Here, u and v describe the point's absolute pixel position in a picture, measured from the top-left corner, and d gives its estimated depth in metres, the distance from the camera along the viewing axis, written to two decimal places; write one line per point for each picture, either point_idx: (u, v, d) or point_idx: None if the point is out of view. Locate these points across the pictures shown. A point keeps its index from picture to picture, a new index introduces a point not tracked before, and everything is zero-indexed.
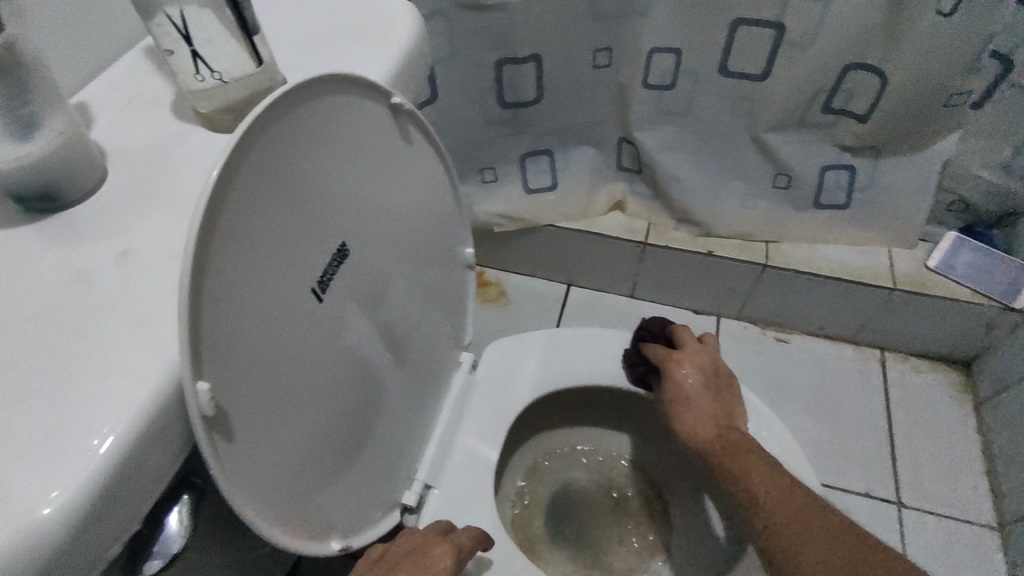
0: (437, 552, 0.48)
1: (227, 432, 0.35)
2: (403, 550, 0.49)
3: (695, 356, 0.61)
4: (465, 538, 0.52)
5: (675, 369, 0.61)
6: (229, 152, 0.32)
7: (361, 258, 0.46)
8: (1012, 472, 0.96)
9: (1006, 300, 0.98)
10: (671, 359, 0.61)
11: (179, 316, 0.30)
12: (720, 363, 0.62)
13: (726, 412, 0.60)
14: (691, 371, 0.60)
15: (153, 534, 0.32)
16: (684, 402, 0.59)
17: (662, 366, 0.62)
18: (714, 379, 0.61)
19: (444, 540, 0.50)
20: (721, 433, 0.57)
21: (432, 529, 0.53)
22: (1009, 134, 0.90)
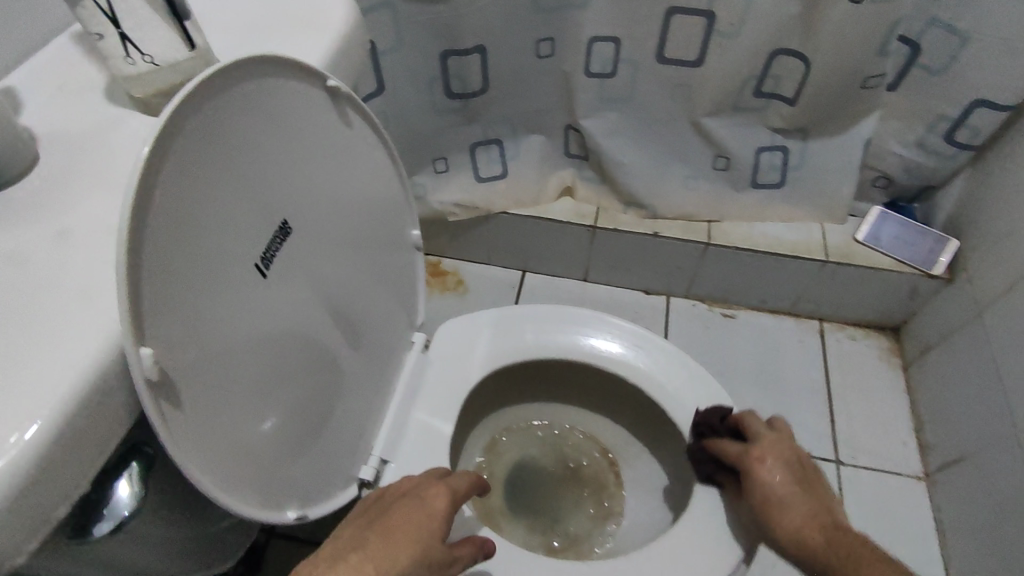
0: (431, 493, 0.52)
1: (174, 399, 0.36)
2: (401, 492, 0.53)
3: (775, 449, 0.60)
4: (461, 481, 0.56)
5: (760, 469, 0.58)
6: (162, 128, 0.34)
7: (305, 237, 0.48)
8: (935, 426, 1.04)
9: (927, 268, 1.06)
10: (753, 456, 0.59)
11: (118, 285, 0.31)
12: (802, 453, 0.61)
13: (825, 505, 0.58)
14: (778, 468, 0.58)
15: (103, 500, 0.33)
16: (780, 503, 0.57)
17: (744, 464, 0.59)
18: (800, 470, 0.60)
19: (437, 482, 0.54)
20: (832, 535, 0.55)
21: (429, 475, 0.57)
22: (922, 114, 0.97)
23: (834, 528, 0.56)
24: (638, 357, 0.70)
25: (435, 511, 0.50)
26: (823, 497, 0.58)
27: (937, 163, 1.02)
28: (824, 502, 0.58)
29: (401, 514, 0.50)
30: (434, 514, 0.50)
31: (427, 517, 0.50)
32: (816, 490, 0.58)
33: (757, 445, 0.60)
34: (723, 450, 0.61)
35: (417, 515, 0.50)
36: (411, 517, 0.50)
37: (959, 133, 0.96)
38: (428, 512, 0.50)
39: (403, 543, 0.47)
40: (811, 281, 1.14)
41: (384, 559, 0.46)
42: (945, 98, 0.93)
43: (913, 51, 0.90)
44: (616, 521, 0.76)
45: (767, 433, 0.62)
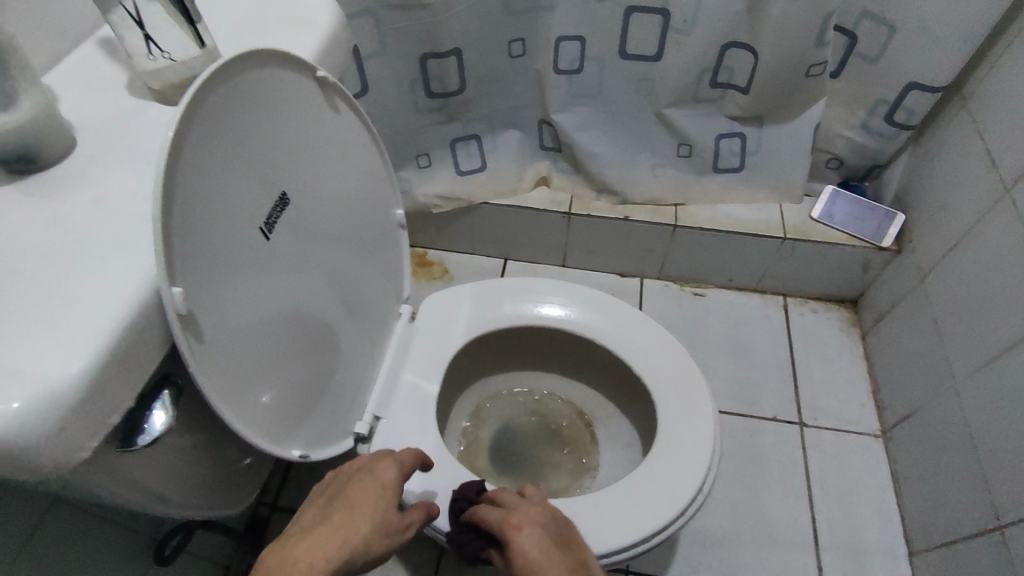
0: (382, 467, 0.57)
1: (199, 337, 0.42)
2: (352, 470, 0.57)
3: (528, 514, 0.51)
4: (406, 454, 0.61)
5: (513, 535, 0.49)
6: (184, 110, 0.40)
7: (303, 210, 0.55)
8: (889, 387, 1.12)
9: (876, 241, 1.14)
10: (508, 525, 0.50)
11: (154, 235, 0.38)
12: (561, 514, 0.52)
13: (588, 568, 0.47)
14: (532, 529, 0.49)
15: (144, 415, 0.40)
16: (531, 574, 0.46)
17: (502, 536, 0.50)
18: (560, 533, 0.50)
19: (386, 456, 0.59)
20: None
21: (379, 452, 0.61)
22: (864, 99, 1.05)
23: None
24: (604, 322, 0.77)
25: (386, 482, 0.55)
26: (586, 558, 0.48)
27: (881, 144, 1.11)
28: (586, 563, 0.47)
29: (359, 489, 0.54)
30: (387, 485, 0.55)
31: (382, 489, 0.55)
32: (580, 551, 0.49)
33: (515, 512, 0.52)
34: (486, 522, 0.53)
35: (374, 487, 0.54)
36: (368, 490, 0.54)
37: (898, 115, 1.04)
38: (382, 484, 0.55)
39: (364, 514, 0.51)
40: (772, 258, 1.22)
41: (349, 530, 0.49)
42: (884, 84, 1.01)
43: (850, 41, 0.99)
44: (591, 474, 0.83)
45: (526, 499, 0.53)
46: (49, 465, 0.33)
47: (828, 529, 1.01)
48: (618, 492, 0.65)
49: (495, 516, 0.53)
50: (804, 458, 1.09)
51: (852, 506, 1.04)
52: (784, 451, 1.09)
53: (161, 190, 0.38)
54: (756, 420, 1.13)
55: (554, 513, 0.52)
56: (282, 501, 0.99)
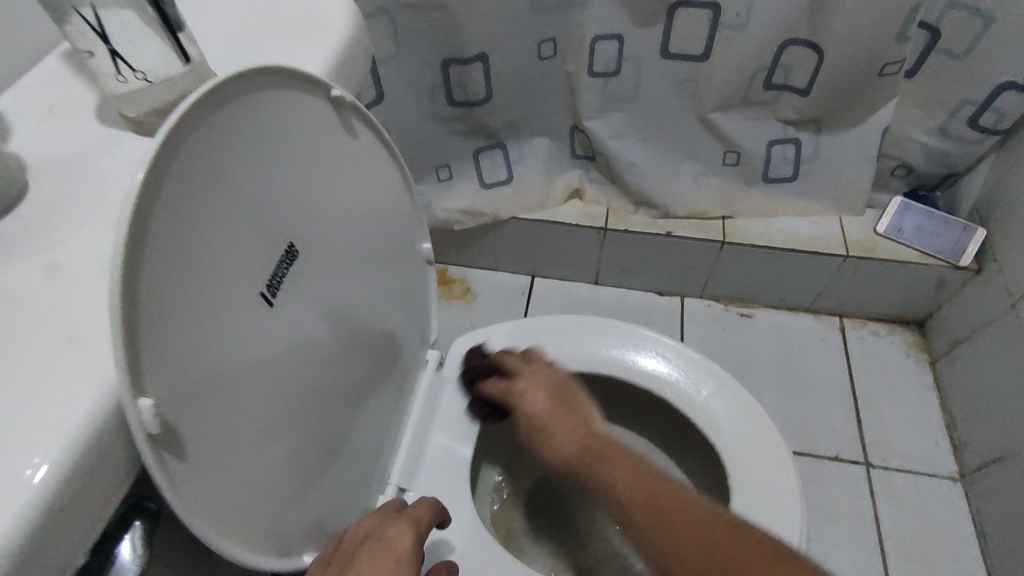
0: (394, 533, 0.45)
1: (180, 451, 0.32)
2: (357, 538, 0.45)
3: (534, 379, 0.52)
4: (422, 511, 0.50)
5: (518, 400, 0.51)
6: (153, 151, 0.30)
7: (314, 260, 0.44)
8: (969, 423, 1.00)
9: (953, 259, 1.02)
10: (513, 392, 0.52)
11: (112, 332, 0.28)
12: (563, 373, 0.53)
13: (592, 421, 0.48)
14: (536, 394, 0.50)
15: (106, 563, 0.30)
16: (540, 432, 0.48)
17: (512, 402, 0.52)
18: (565, 391, 0.51)
19: (398, 517, 0.47)
20: (587, 449, 0.46)
21: (387, 508, 0.50)
22: (944, 100, 0.93)
23: (593, 440, 0.47)
24: (663, 368, 0.67)
25: (401, 553, 0.44)
26: (588, 411, 0.49)
27: (961, 149, 0.98)
28: (586, 417, 0.49)
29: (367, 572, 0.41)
30: (400, 560, 0.43)
31: (395, 565, 0.43)
32: (581, 403, 0.50)
33: (520, 378, 0.53)
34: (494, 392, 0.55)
35: (385, 565, 0.42)
36: (377, 568, 0.42)
37: (984, 117, 0.91)
38: (395, 557, 0.43)
39: None
40: (832, 277, 1.10)
41: None
42: (967, 82, 0.89)
43: (932, 37, 0.86)
44: None
45: (530, 364, 0.54)
46: None
47: None
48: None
49: (501, 388, 0.54)
50: (873, 504, 0.98)
51: (931, 561, 0.93)
52: (849, 497, 0.98)
53: (121, 267, 0.28)
54: (816, 460, 1.02)
55: (559, 373, 0.52)
56: None
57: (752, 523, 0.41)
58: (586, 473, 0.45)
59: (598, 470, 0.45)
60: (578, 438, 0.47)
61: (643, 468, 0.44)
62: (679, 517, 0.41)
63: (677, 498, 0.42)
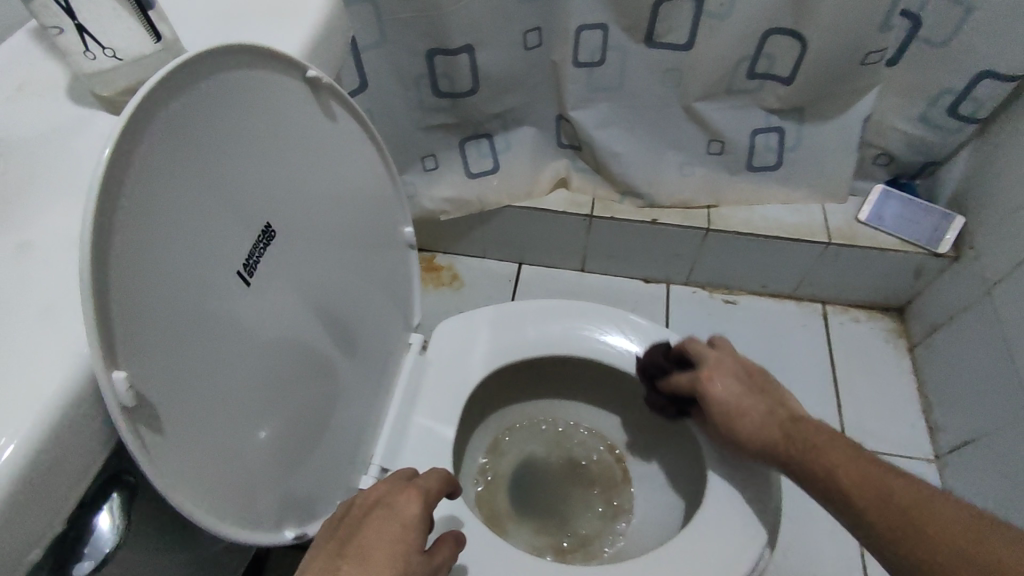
0: (403, 501, 0.47)
1: (156, 424, 0.33)
2: (367, 502, 0.47)
3: (722, 367, 0.58)
4: (432, 482, 0.51)
5: (710, 387, 0.57)
6: (120, 130, 0.30)
7: (292, 241, 0.45)
8: (945, 407, 1.02)
9: (931, 246, 1.04)
10: (701, 379, 0.58)
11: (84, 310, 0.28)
12: (745, 359, 0.60)
13: (783, 401, 0.57)
14: (726, 381, 0.57)
15: (83, 535, 0.30)
16: (738, 416, 0.56)
17: (697, 389, 0.58)
18: (751, 376, 0.58)
19: (409, 485, 0.49)
20: (791, 431, 0.54)
21: (397, 477, 0.52)
22: (924, 89, 0.94)
23: (793, 423, 0.54)
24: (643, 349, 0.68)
25: (407, 521, 0.46)
26: (776, 394, 0.57)
27: (941, 138, 0.99)
28: (777, 398, 0.57)
29: (371, 537, 0.44)
30: (409, 526, 0.46)
31: (401, 531, 0.45)
32: (771, 389, 0.58)
33: (704, 365, 0.59)
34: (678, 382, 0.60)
35: (391, 531, 0.45)
36: (384, 533, 0.45)
37: (962, 106, 0.93)
38: (402, 523, 0.46)
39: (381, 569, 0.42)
40: (814, 264, 1.12)
41: None
42: (946, 72, 0.90)
43: (914, 28, 0.87)
44: (626, 518, 0.74)
45: (713, 350, 0.60)
46: None
47: None
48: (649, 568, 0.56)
49: (685, 378, 0.60)
50: None
51: None
52: None
53: (91, 245, 0.28)
54: None
55: (741, 360, 0.59)
56: None
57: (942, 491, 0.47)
58: (798, 453, 0.52)
59: (810, 449, 0.52)
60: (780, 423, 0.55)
61: (851, 449, 0.52)
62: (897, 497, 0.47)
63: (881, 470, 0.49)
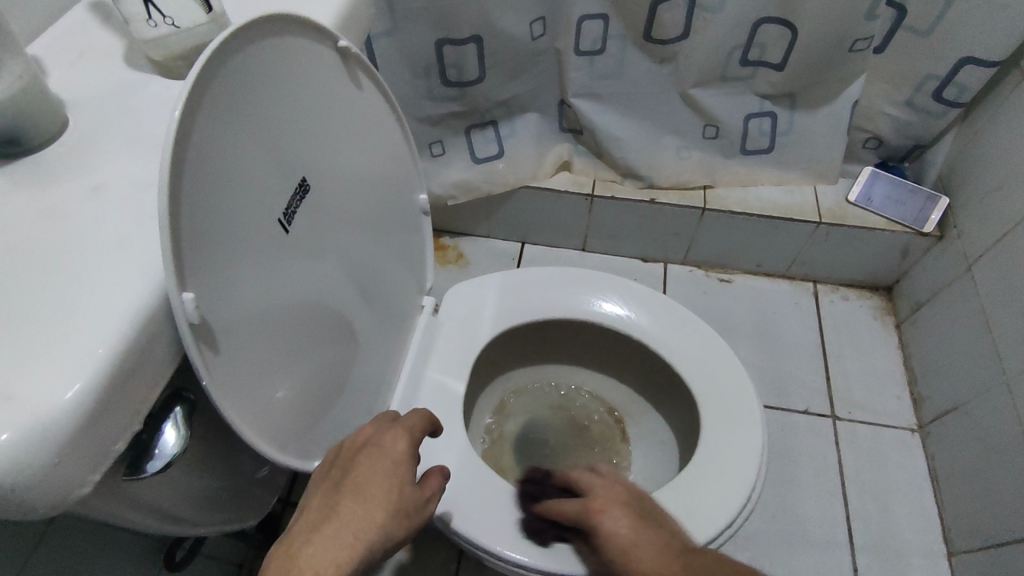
0: (391, 439, 0.49)
1: (214, 346, 0.37)
2: (356, 443, 0.49)
3: (609, 496, 0.52)
4: (416, 419, 0.53)
5: (599, 520, 0.51)
6: (188, 90, 0.34)
7: (323, 198, 0.49)
8: (928, 379, 1.07)
9: (917, 226, 1.08)
10: (590, 511, 0.51)
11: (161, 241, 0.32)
12: (632, 487, 0.54)
13: (674, 532, 0.51)
14: (615, 513, 0.51)
15: (153, 441, 0.35)
16: (628, 554, 0.49)
17: (586, 524, 0.51)
18: (639, 506, 0.52)
19: (394, 426, 0.51)
20: (686, 565, 0.47)
21: (381, 418, 0.54)
22: (911, 75, 0.98)
23: (688, 557, 0.48)
24: (641, 313, 0.73)
25: (396, 457, 0.48)
26: (668, 525, 0.51)
27: (926, 121, 1.04)
28: (669, 530, 0.51)
29: (366, 470, 0.47)
30: (399, 461, 0.48)
31: (393, 466, 0.48)
32: (661, 520, 0.52)
33: (592, 496, 0.53)
34: (565, 513, 0.53)
35: (384, 465, 0.47)
36: (376, 468, 0.47)
37: (947, 91, 0.97)
38: (391, 460, 0.48)
39: (378, 498, 0.45)
40: (806, 243, 1.16)
41: (363, 519, 0.44)
42: (931, 58, 0.94)
43: (900, 14, 0.91)
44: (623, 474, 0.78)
45: (597, 476, 0.55)
46: (47, 502, 0.29)
47: (862, 528, 0.98)
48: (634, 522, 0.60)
49: (574, 507, 0.53)
50: (837, 453, 1.05)
51: (885, 502, 1.00)
52: (816, 448, 1.05)
53: (167, 189, 0.32)
54: (787, 414, 1.09)
55: (629, 488, 0.54)
56: (294, 496, 0.94)
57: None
58: None
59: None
60: (674, 557, 0.48)
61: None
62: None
63: None
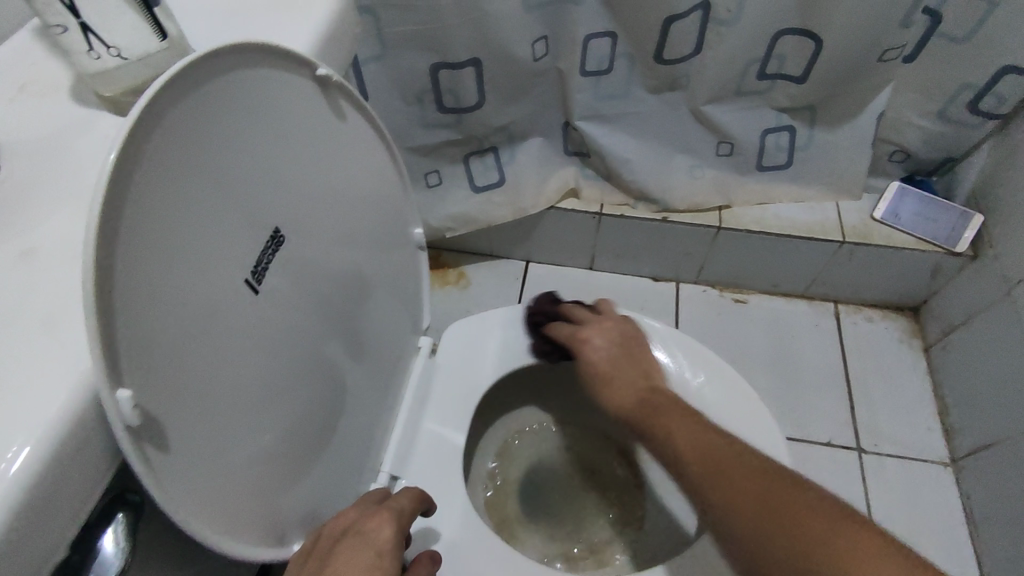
0: (375, 526, 0.43)
1: (162, 442, 0.32)
2: (336, 533, 0.43)
3: (602, 329, 0.58)
4: (404, 502, 0.48)
5: (580, 346, 0.57)
6: (117, 154, 0.28)
7: (300, 249, 0.43)
8: (961, 409, 1.00)
9: (949, 245, 1.02)
10: (578, 336, 0.58)
11: (89, 333, 0.27)
12: (627, 326, 0.59)
13: (648, 372, 0.55)
14: (599, 341, 0.57)
15: (88, 560, 0.29)
16: (598, 375, 0.55)
17: (574, 345, 0.59)
18: (627, 344, 0.57)
19: (380, 509, 0.45)
20: (644, 397, 0.52)
21: (366, 501, 0.48)
22: (943, 86, 0.92)
23: (651, 393, 0.52)
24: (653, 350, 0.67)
25: (380, 546, 0.42)
26: (647, 366, 0.56)
27: (957, 134, 0.97)
28: (644, 369, 0.55)
29: (344, 563, 0.40)
30: (383, 551, 0.42)
31: (375, 557, 0.41)
32: (642, 359, 0.56)
33: (586, 326, 0.59)
34: (557, 335, 0.61)
35: (365, 557, 0.41)
36: (356, 560, 0.40)
37: (984, 102, 0.91)
38: (375, 549, 0.41)
39: None
40: (827, 263, 1.10)
41: None
42: (966, 69, 0.88)
43: (933, 21, 0.84)
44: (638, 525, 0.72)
45: (597, 316, 0.60)
46: None
47: None
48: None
49: (566, 331, 0.60)
50: (865, 492, 0.99)
51: (917, 544, 0.94)
52: (841, 486, 0.99)
53: (92, 279, 0.27)
54: (809, 448, 1.03)
55: (625, 327, 0.59)
56: None
57: (827, 491, 0.43)
58: (646, 421, 0.50)
59: (652, 418, 0.50)
60: (638, 388, 0.53)
61: (698, 422, 0.49)
62: (731, 477, 0.44)
63: (725, 446, 0.47)
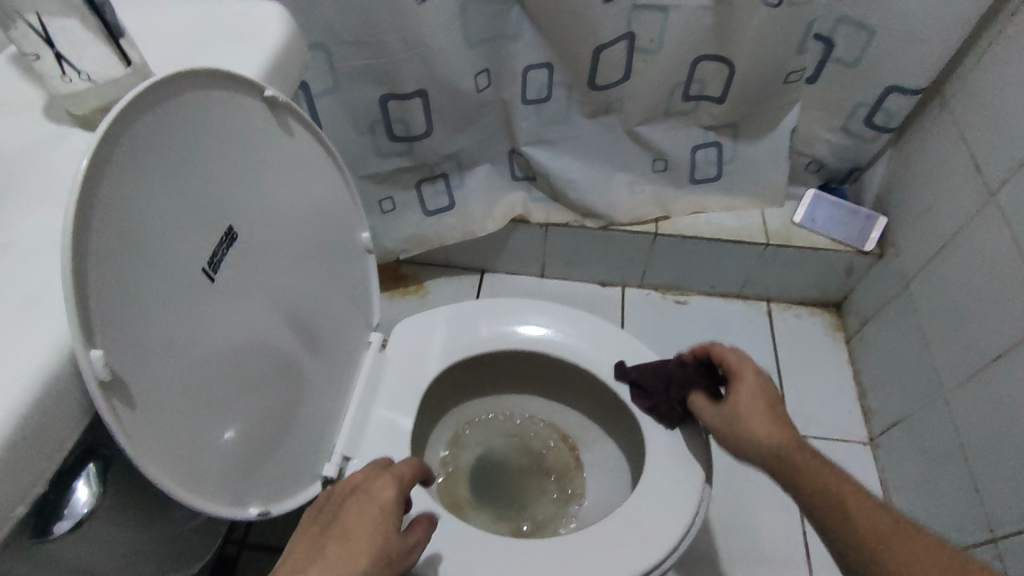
0: (380, 487, 0.50)
1: (127, 399, 0.37)
2: (346, 490, 0.50)
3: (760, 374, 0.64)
4: (407, 467, 0.54)
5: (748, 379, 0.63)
6: (88, 163, 0.34)
7: (252, 248, 0.49)
8: (876, 392, 1.10)
9: (859, 244, 1.13)
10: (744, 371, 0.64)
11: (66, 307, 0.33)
12: None
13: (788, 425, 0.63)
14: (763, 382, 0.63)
15: (62, 500, 0.35)
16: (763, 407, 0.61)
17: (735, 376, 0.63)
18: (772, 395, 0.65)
19: (384, 472, 0.51)
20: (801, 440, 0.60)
21: (373, 465, 0.54)
22: (843, 104, 1.03)
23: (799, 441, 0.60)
24: (583, 339, 0.75)
25: (383, 504, 0.48)
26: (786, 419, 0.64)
27: (860, 146, 1.09)
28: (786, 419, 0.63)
29: (354, 514, 0.47)
30: (385, 508, 0.48)
31: (379, 513, 0.48)
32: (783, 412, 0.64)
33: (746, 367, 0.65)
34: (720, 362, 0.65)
35: (369, 512, 0.48)
36: (363, 514, 0.47)
37: (877, 117, 1.03)
38: (377, 505, 0.48)
39: (362, 545, 0.45)
40: (755, 264, 1.20)
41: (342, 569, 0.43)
42: (860, 89, 1.00)
43: (827, 47, 0.96)
44: (578, 502, 0.79)
45: None
46: None
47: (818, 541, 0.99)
48: (587, 548, 0.60)
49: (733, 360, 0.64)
50: None
51: None
52: None
53: (70, 266, 0.33)
54: None
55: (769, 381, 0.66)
56: (251, 537, 0.94)
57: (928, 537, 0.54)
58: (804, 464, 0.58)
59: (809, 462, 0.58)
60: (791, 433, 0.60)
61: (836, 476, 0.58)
62: (855, 518, 0.53)
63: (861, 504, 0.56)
